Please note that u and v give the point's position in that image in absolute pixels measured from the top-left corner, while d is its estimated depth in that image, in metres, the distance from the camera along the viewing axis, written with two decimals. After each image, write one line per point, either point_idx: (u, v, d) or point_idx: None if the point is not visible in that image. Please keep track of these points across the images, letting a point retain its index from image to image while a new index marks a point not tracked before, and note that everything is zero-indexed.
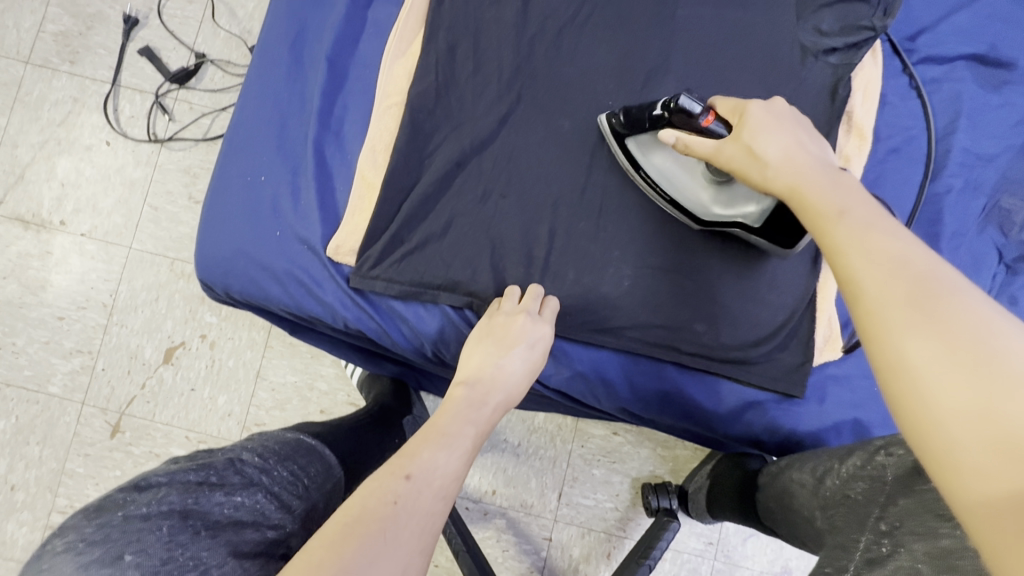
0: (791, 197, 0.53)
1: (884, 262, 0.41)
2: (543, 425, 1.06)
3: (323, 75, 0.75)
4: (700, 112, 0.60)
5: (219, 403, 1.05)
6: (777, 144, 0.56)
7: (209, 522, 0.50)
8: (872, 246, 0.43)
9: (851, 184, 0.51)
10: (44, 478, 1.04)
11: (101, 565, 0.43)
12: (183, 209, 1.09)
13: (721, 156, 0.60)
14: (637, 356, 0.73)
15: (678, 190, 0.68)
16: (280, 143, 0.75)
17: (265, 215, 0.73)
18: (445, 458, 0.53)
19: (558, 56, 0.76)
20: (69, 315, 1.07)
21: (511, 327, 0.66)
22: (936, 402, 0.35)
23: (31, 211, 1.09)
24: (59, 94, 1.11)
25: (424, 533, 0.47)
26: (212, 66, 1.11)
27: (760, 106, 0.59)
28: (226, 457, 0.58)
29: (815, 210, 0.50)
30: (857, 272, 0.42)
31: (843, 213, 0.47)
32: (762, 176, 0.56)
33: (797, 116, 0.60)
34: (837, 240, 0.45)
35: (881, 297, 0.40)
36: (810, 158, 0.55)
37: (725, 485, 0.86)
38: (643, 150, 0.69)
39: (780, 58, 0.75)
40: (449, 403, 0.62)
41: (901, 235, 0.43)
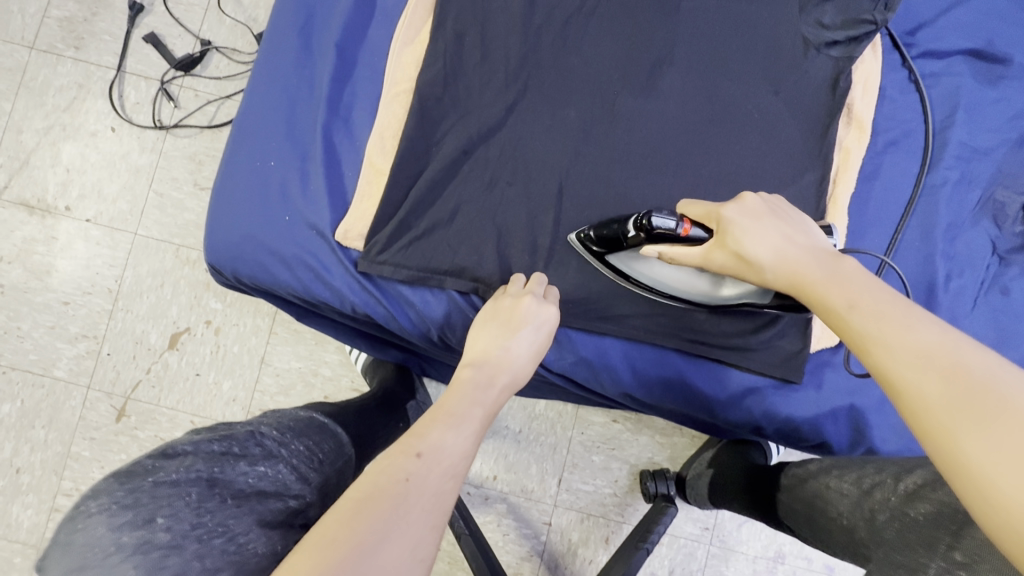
0: (803, 293, 0.55)
1: (916, 363, 0.43)
2: (544, 412, 1.07)
3: (331, 62, 0.76)
4: (675, 224, 0.61)
5: (224, 388, 1.06)
6: (767, 242, 0.59)
7: (234, 491, 0.51)
8: (896, 342, 0.45)
9: (851, 271, 0.53)
10: (50, 461, 1.05)
11: (132, 526, 0.43)
12: (188, 195, 1.09)
13: (711, 262, 0.62)
14: (640, 343, 0.74)
15: (678, 287, 0.68)
16: (289, 130, 0.76)
17: (274, 200, 0.74)
18: (455, 437, 0.54)
19: (565, 47, 0.77)
20: (75, 300, 1.08)
21: (516, 314, 0.67)
22: (1009, 503, 0.35)
23: (35, 196, 1.09)
24: (63, 79, 1.11)
25: (436, 510, 0.48)
26: (217, 53, 1.11)
27: (738, 203, 0.62)
28: (247, 430, 0.59)
29: (830, 309, 0.52)
30: (891, 373, 0.44)
31: (857, 309, 0.49)
32: (764, 273, 0.59)
33: (775, 206, 0.62)
34: (860, 337, 0.47)
35: (924, 399, 0.41)
36: (802, 247, 0.58)
37: (728, 476, 0.89)
38: (628, 264, 0.69)
39: (783, 51, 0.76)
40: (457, 382, 0.62)
41: (921, 323, 0.45)
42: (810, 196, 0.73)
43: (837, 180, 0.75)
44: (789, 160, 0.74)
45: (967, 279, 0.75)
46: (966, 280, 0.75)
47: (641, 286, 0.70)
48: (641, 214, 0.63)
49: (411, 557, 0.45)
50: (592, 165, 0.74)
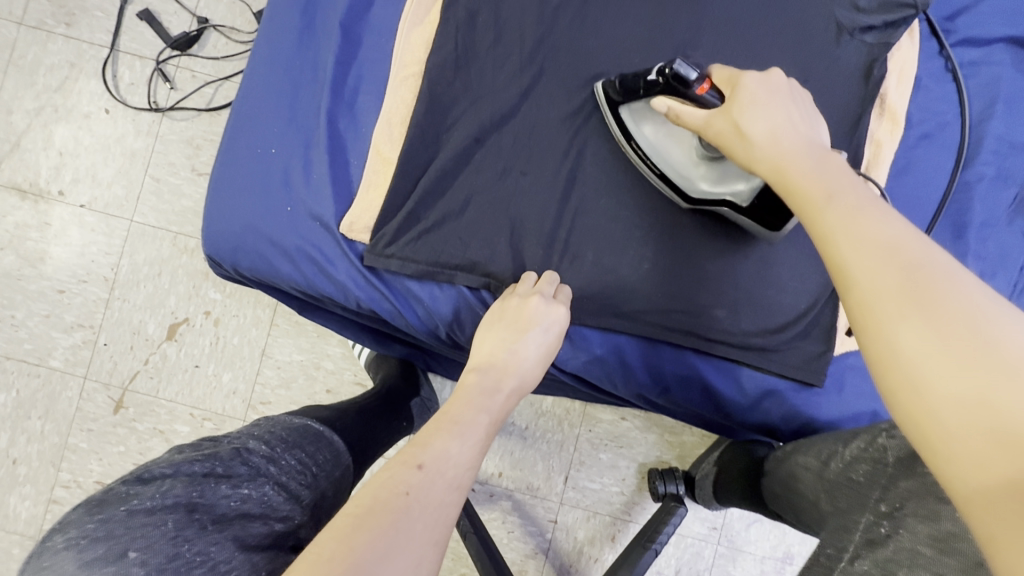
0: (775, 177, 0.51)
1: (876, 253, 0.40)
2: (551, 408, 1.05)
3: (336, 42, 0.72)
4: (695, 79, 0.58)
5: (223, 380, 1.04)
6: (763, 121, 0.53)
7: (215, 516, 0.49)
8: (862, 233, 0.41)
9: (835, 163, 0.49)
10: (47, 453, 1.03)
11: (104, 562, 0.42)
12: (186, 181, 1.05)
13: (710, 129, 0.57)
14: (655, 342, 0.71)
15: (664, 159, 0.66)
16: (291, 115, 0.72)
17: (276, 189, 0.71)
18: (459, 446, 0.52)
19: (583, 28, 0.73)
20: (70, 289, 1.05)
21: (524, 311, 0.64)
22: (927, 400, 0.35)
23: (28, 180, 1.05)
24: (55, 58, 1.06)
25: (439, 523, 0.46)
26: (215, 32, 1.06)
27: (756, 75, 0.57)
28: (233, 445, 0.57)
29: (798, 194, 0.48)
30: (847, 263, 0.41)
31: (831, 197, 0.45)
32: (750, 154, 0.53)
33: (793, 88, 0.56)
34: (824, 225, 0.44)
35: (873, 291, 0.39)
36: (796, 133, 0.52)
37: (731, 470, 0.86)
38: (636, 118, 0.67)
39: (814, 35, 0.72)
40: (461, 391, 0.60)
41: (889, 219, 0.42)
42: None
43: (867, 174, 0.71)
44: None
45: (1000, 280, 0.71)
46: (999, 281, 0.72)
47: (636, 149, 0.68)
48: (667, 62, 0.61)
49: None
50: (609, 155, 0.71)
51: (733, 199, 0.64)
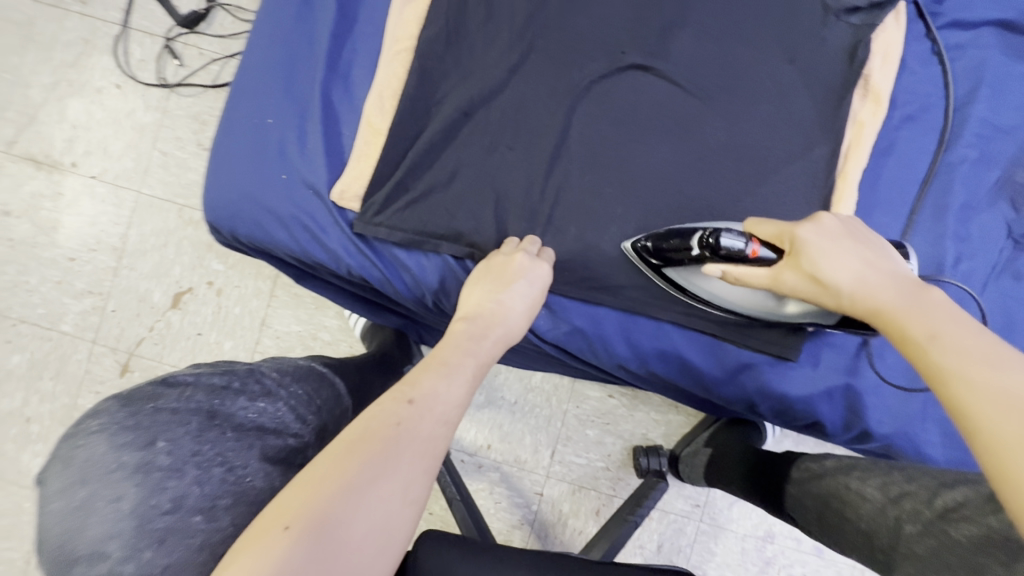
0: (877, 321, 0.52)
1: (1006, 406, 0.39)
2: (540, 384, 1.08)
3: (332, 17, 0.74)
4: (745, 244, 0.60)
5: (225, 348, 1.08)
6: (845, 264, 0.56)
7: (233, 423, 0.54)
8: (985, 380, 0.41)
9: (936, 301, 0.50)
10: (57, 413, 1.08)
11: (134, 447, 0.46)
12: (192, 155, 1.09)
13: (778, 283, 0.60)
14: (634, 314, 0.73)
15: (740, 304, 0.67)
16: (286, 86, 0.74)
17: (272, 158, 0.73)
18: (449, 387, 0.55)
19: (573, 7, 0.74)
20: (81, 257, 1.09)
21: (516, 269, 0.67)
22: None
23: (42, 151, 1.10)
24: (70, 35, 1.10)
25: (429, 453, 0.49)
26: (221, 11, 1.09)
27: (811, 223, 0.59)
28: (247, 367, 0.61)
29: (907, 338, 0.49)
30: (970, 411, 0.41)
31: (941, 343, 0.46)
32: (840, 300, 0.56)
33: (852, 229, 0.59)
34: (940, 369, 0.44)
35: (1004, 441, 0.38)
36: (883, 272, 0.55)
37: (727, 453, 0.89)
38: (689, 279, 0.68)
39: (798, 17, 0.74)
40: (457, 337, 0.62)
41: (1013, 364, 0.42)
42: (818, 170, 0.72)
43: (847, 154, 0.72)
44: (797, 132, 0.73)
45: (978, 262, 0.72)
46: (978, 263, 0.72)
47: (697, 298, 0.69)
48: (705, 232, 0.63)
49: (402, 497, 0.45)
50: (593, 133, 0.73)
51: (817, 318, 0.66)
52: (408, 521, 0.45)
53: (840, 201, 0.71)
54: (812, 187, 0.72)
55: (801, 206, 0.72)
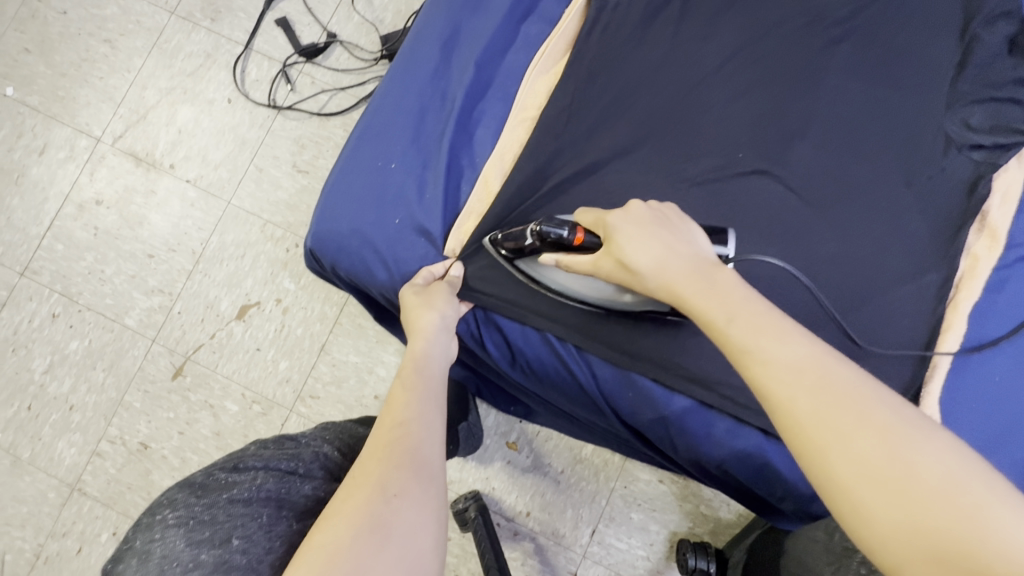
0: (673, 299, 0.52)
1: (793, 378, 0.39)
2: (589, 457, 1.04)
3: (469, 77, 0.77)
4: (567, 233, 0.61)
5: (280, 367, 1.07)
6: (647, 250, 0.55)
7: (298, 514, 0.53)
8: (776, 360, 0.41)
9: (728, 281, 0.49)
10: (102, 405, 1.08)
11: (211, 545, 0.45)
12: (286, 175, 1.12)
13: (602, 271, 0.60)
14: (721, 414, 0.69)
15: (586, 293, 0.69)
16: (415, 136, 0.76)
17: (389, 201, 0.75)
18: (406, 403, 0.57)
19: (697, 102, 0.77)
20: (159, 255, 1.11)
21: (442, 296, 0.69)
22: (876, 524, 0.34)
23: (145, 149, 1.14)
24: (194, 47, 1.16)
25: (405, 457, 0.51)
26: (340, 47, 1.15)
27: (621, 211, 0.59)
28: (313, 449, 0.62)
29: (705, 315, 0.47)
30: (768, 387, 0.40)
31: (732, 318, 0.45)
32: (645, 284, 0.55)
33: (661, 215, 0.58)
34: (738, 349, 0.43)
35: (799, 414, 0.38)
36: (683, 254, 0.54)
37: (757, 553, 0.81)
38: (535, 268, 0.70)
39: (921, 146, 0.75)
40: (405, 372, 0.63)
41: (793, 337, 0.42)
42: (927, 298, 0.71)
43: (958, 286, 0.71)
44: (909, 255, 0.72)
45: None
46: None
47: (548, 289, 0.71)
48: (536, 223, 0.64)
49: (380, 498, 0.46)
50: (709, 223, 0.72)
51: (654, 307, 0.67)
52: (410, 513, 0.46)
53: (950, 331, 0.69)
54: (919, 312, 0.71)
55: (907, 331, 0.70)
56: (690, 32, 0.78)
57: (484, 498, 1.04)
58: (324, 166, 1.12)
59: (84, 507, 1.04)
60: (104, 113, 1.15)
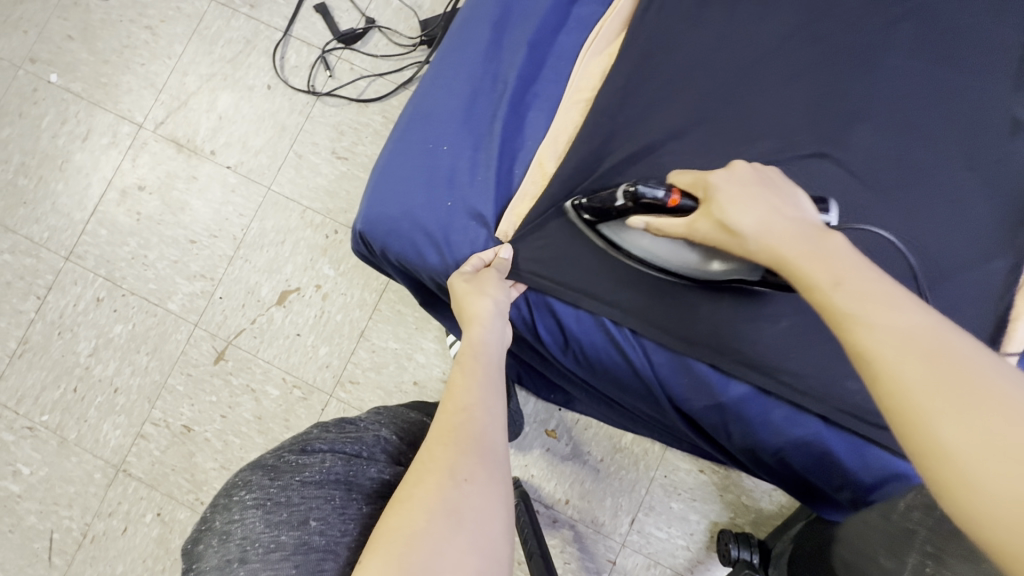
0: (778, 263, 0.53)
1: (900, 343, 0.39)
2: (629, 446, 1.04)
3: (522, 58, 0.76)
4: (663, 194, 0.62)
5: (320, 353, 1.08)
6: (750, 213, 0.57)
7: (367, 497, 0.53)
8: (881, 325, 0.40)
9: (836, 247, 0.50)
10: (146, 388, 1.09)
11: (289, 526, 0.45)
12: (325, 161, 1.12)
13: (697, 232, 0.61)
14: (780, 402, 0.68)
15: (668, 262, 0.68)
16: (466, 117, 0.75)
17: (441, 183, 0.74)
18: (466, 387, 0.56)
19: (755, 83, 0.75)
20: (201, 240, 1.12)
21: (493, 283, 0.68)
22: (978, 493, 0.32)
23: (186, 136, 1.15)
24: (234, 33, 1.16)
25: (472, 441, 0.50)
26: (378, 33, 1.14)
27: (721, 173, 0.61)
28: (373, 432, 0.62)
29: (811, 282, 0.48)
30: (872, 351, 0.40)
31: (841, 284, 0.45)
32: (746, 246, 0.57)
33: (765, 176, 0.60)
34: (841, 316, 0.43)
35: (902, 378, 0.37)
36: (786, 217, 0.55)
37: (804, 542, 0.80)
38: (618, 233, 0.69)
39: (989, 127, 0.73)
40: (465, 356, 0.61)
41: (907, 306, 0.41)
42: (995, 285, 0.69)
43: None
44: (977, 241, 0.70)
45: None
46: None
47: (630, 258, 0.70)
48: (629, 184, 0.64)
49: (450, 483, 0.46)
50: None
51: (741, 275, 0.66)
52: (480, 498, 0.46)
53: (1018, 318, 0.67)
54: (986, 299, 0.69)
55: (972, 318, 0.69)
56: (748, 12, 0.77)
57: (523, 485, 1.04)
58: (363, 153, 1.12)
59: (130, 488, 1.06)
60: (146, 100, 1.16)
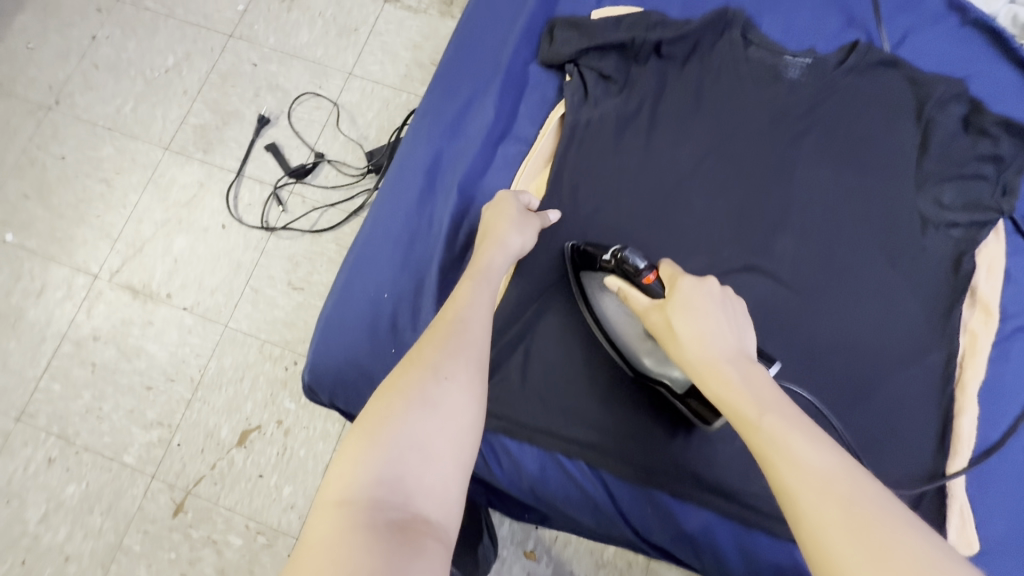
0: (703, 378, 0.52)
1: (820, 493, 0.39)
2: (613, 560, 0.99)
3: (453, 201, 0.79)
4: (644, 267, 0.64)
5: (283, 493, 1.03)
6: (698, 321, 0.54)
7: None
8: (805, 463, 0.41)
9: (762, 375, 0.50)
10: (99, 552, 1.03)
11: None
12: (281, 294, 1.13)
13: (650, 322, 0.60)
14: (750, 528, 0.66)
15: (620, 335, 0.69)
16: (404, 262, 0.78)
17: (385, 331, 0.75)
18: (464, 299, 0.62)
19: (675, 205, 0.79)
20: (157, 386, 1.10)
21: (508, 214, 0.73)
22: None
23: (141, 281, 1.16)
24: (187, 178, 1.21)
25: (460, 347, 0.56)
26: (328, 165, 1.19)
27: (693, 279, 0.59)
28: None
29: (735, 408, 0.48)
30: (794, 494, 0.40)
31: (764, 414, 0.46)
32: (680, 355, 0.55)
33: (729, 300, 0.57)
34: (767, 447, 0.44)
35: (823, 530, 0.38)
36: (725, 337, 0.53)
37: None
38: (594, 288, 0.72)
39: (901, 226, 0.77)
40: (473, 272, 0.67)
41: (828, 448, 0.42)
42: (934, 381, 0.70)
43: (963, 363, 0.71)
44: (909, 338, 0.72)
45: None
46: None
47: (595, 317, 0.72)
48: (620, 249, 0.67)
49: (432, 379, 0.52)
50: None
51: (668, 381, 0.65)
52: (458, 395, 0.52)
53: (962, 412, 0.68)
54: (929, 396, 0.70)
55: (922, 418, 0.69)
56: (661, 140, 0.82)
57: None
58: (318, 282, 1.14)
59: None
60: (101, 250, 1.18)
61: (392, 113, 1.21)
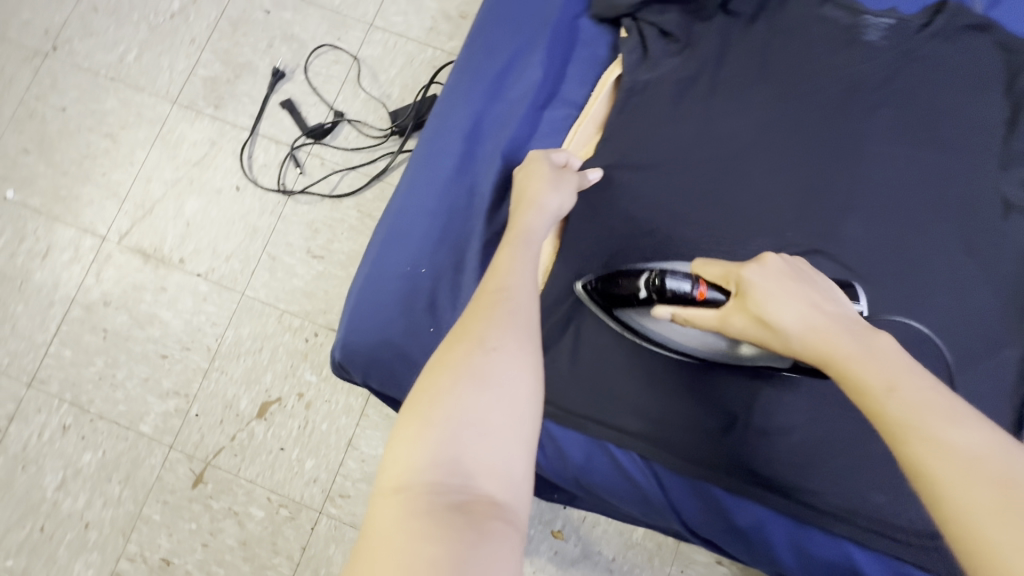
0: (818, 358, 0.48)
1: (969, 470, 0.35)
2: (642, 541, 0.98)
3: (496, 170, 0.73)
4: (690, 286, 0.59)
5: (306, 467, 1.01)
6: (790, 308, 0.51)
7: None
8: (949, 441, 0.37)
9: (882, 345, 0.46)
10: (119, 520, 1.01)
11: None
12: (300, 262, 1.08)
13: (731, 328, 0.56)
14: (805, 524, 0.64)
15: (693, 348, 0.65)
16: (442, 236, 0.72)
17: (421, 309, 0.70)
18: (507, 266, 0.55)
19: (736, 180, 0.73)
20: (173, 355, 1.06)
21: (541, 173, 0.67)
22: None
23: (153, 245, 1.10)
24: (198, 136, 1.13)
25: (507, 315, 0.49)
26: (348, 125, 1.12)
27: (754, 264, 0.56)
28: None
29: (857, 380, 0.44)
30: (934, 472, 0.37)
31: (893, 387, 0.42)
32: (785, 342, 0.51)
33: (799, 270, 0.56)
34: (899, 422, 0.40)
35: (975, 508, 0.34)
36: (822, 313, 0.51)
37: None
38: (637, 319, 0.66)
39: (980, 211, 0.71)
40: (511, 238, 0.60)
41: (971, 423, 0.38)
42: (1006, 377, 0.67)
43: None
44: (983, 331, 0.68)
45: None
46: None
47: (649, 342, 0.67)
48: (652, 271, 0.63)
49: (479, 352, 0.45)
50: None
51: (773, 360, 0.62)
52: (508, 364, 0.45)
53: None
54: (1001, 393, 0.66)
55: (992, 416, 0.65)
56: (723, 107, 0.75)
57: None
58: (339, 250, 1.08)
59: None
60: (109, 211, 1.12)
61: (417, 69, 1.13)
